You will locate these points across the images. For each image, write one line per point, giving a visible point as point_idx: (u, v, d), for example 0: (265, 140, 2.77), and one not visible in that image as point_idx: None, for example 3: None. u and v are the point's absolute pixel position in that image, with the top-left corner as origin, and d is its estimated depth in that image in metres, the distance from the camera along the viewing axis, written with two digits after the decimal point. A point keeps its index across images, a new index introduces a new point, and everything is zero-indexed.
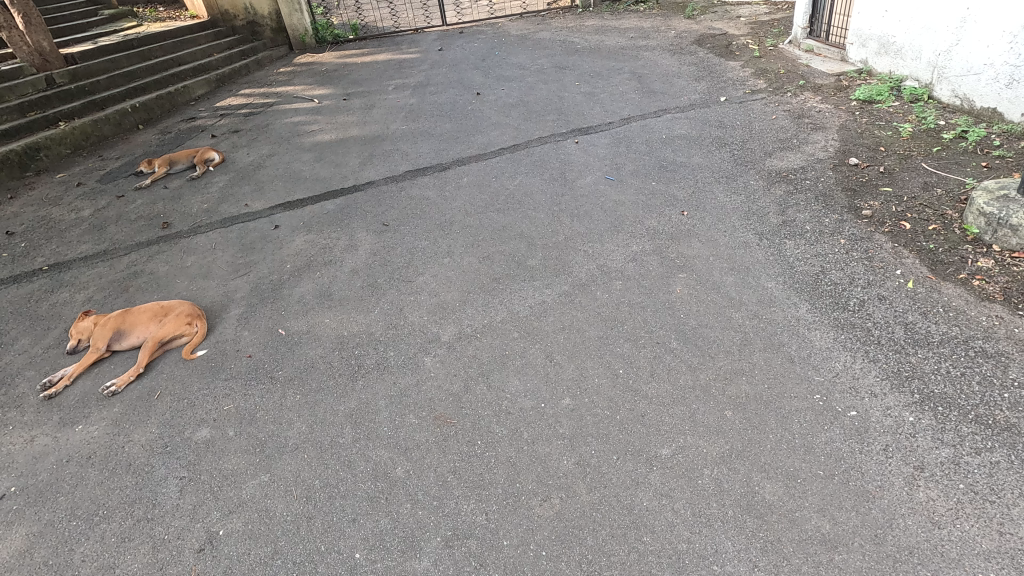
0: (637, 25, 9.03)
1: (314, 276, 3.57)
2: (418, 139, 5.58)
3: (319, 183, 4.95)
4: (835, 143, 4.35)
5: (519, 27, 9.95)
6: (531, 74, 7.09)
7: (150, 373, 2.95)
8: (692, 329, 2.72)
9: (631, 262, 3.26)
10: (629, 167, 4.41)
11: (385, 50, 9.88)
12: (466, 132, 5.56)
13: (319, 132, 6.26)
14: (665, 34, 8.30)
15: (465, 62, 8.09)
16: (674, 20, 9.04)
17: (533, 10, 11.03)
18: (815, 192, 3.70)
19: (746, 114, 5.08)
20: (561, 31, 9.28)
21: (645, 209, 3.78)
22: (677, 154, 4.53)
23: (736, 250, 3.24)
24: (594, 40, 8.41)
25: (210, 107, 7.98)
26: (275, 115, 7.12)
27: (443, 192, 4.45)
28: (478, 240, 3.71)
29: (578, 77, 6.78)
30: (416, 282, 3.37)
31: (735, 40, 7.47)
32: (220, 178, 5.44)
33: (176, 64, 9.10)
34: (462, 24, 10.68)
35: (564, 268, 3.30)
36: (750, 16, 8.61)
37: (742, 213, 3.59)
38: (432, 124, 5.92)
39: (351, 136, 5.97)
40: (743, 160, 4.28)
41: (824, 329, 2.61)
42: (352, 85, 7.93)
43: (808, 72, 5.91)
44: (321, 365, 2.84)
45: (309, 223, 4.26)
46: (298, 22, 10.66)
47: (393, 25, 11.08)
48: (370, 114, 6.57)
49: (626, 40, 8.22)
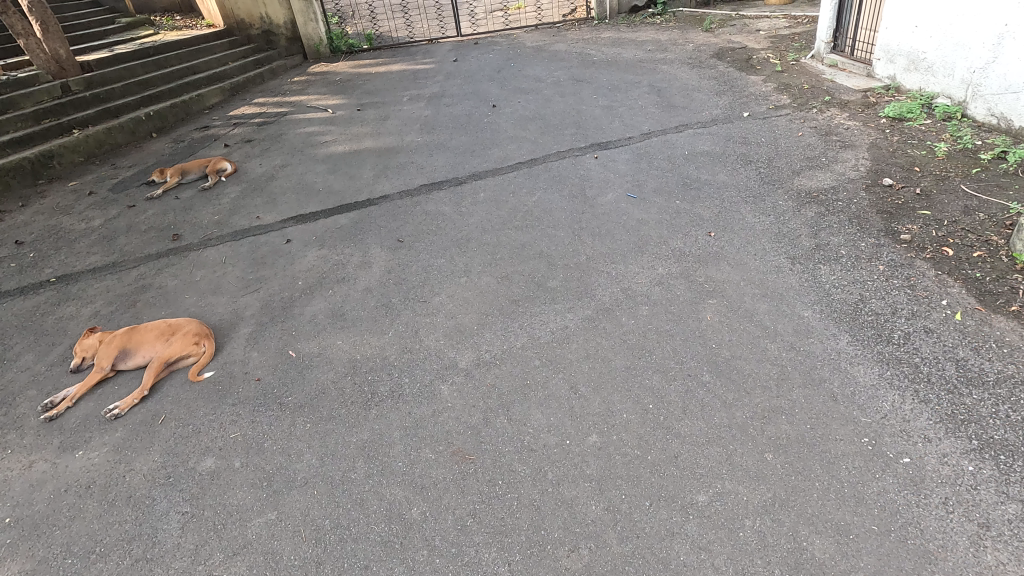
0: (655, 38, 8.93)
1: (326, 295, 3.46)
2: (433, 152, 5.49)
3: (332, 196, 4.85)
4: (866, 162, 4.19)
5: (535, 38, 9.89)
6: (548, 87, 6.99)
7: (154, 395, 2.83)
8: (725, 361, 2.56)
9: (657, 286, 3.12)
10: (651, 183, 4.28)
11: (399, 60, 9.85)
12: (483, 145, 5.46)
13: (333, 143, 6.18)
14: (683, 47, 8.19)
15: (481, 73, 8.02)
16: (692, 33, 8.94)
17: (549, 21, 10.98)
18: (848, 214, 3.55)
19: (771, 130, 4.94)
20: (577, 43, 9.20)
21: (670, 229, 3.64)
22: (700, 171, 4.39)
23: (768, 275, 3.09)
24: (611, 52, 8.32)
25: (224, 116, 7.95)
26: (288, 125, 7.07)
27: (459, 207, 4.33)
28: (496, 259, 3.58)
29: (596, 90, 6.67)
30: (432, 303, 3.24)
31: (755, 54, 7.35)
32: (232, 188, 5.37)
33: (191, 72, 9.11)
34: (477, 35, 10.65)
35: (586, 290, 3.16)
36: (770, 30, 8.50)
37: (772, 235, 3.45)
38: (447, 137, 5.82)
39: (365, 148, 5.89)
40: (770, 179, 4.14)
41: (868, 364, 2.44)
42: (367, 96, 7.87)
43: (833, 88, 5.76)
44: (332, 391, 2.71)
45: (322, 238, 4.16)
46: (313, 32, 10.67)
47: (408, 36, 11.07)
48: (385, 126, 6.49)
49: (644, 52, 8.12)
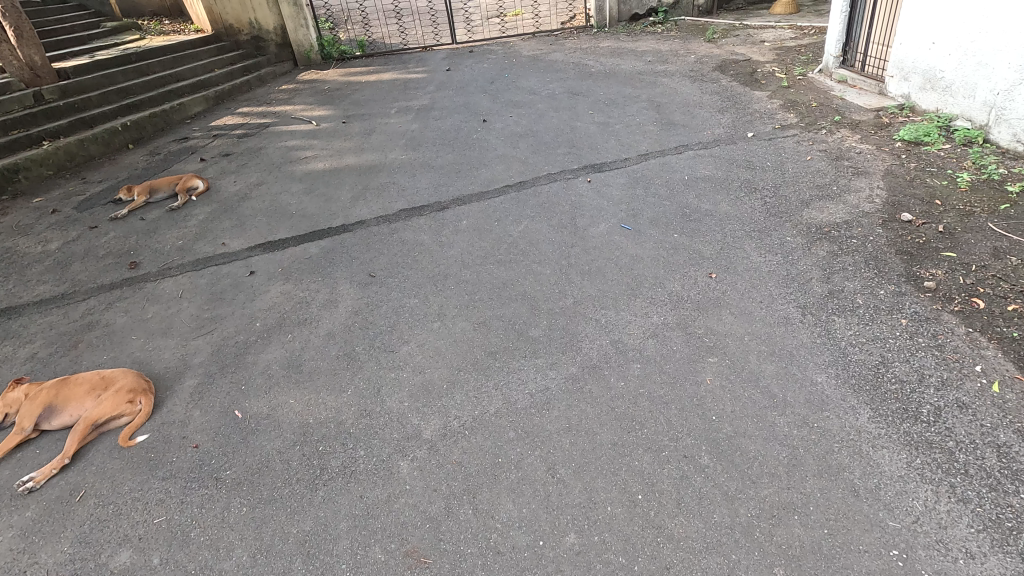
0: (656, 48, 8.61)
1: (285, 341, 3.12)
2: (417, 171, 5.15)
3: (305, 220, 4.52)
4: (881, 193, 3.86)
5: (532, 47, 9.57)
6: (542, 100, 6.68)
7: (77, 464, 2.49)
8: (727, 439, 2.21)
9: (651, 338, 2.78)
10: (647, 213, 3.95)
11: (391, 68, 9.54)
12: (469, 165, 5.13)
13: (313, 159, 5.86)
14: (685, 58, 7.87)
15: (474, 84, 7.70)
16: (694, 43, 8.62)
17: (547, 29, 10.66)
18: (863, 254, 3.21)
19: (776, 153, 4.61)
20: (574, 52, 8.89)
21: (667, 269, 3.31)
22: (701, 199, 4.06)
23: (776, 328, 2.74)
24: (609, 63, 8.00)
25: (205, 127, 7.63)
26: (270, 138, 6.75)
27: (440, 236, 3.99)
28: (474, 301, 3.24)
29: (592, 105, 6.35)
30: (400, 353, 2.90)
31: (760, 68, 7.03)
32: (202, 208, 5.04)
33: (174, 80, 8.79)
34: (472, 42, 10.34)
35: (572, 342, 2.82)
36: (775, 41, 8.17)
37: (779, 278, 3.11)
38: (433, 154, 5.50)
39: (346, 166, 5.56)
40: (776, 210, 3.81)
41: (894, 448, 2.09)
42: (354, 107, 7.55)
43: (842, 106, 5.43)
44: (276, 465, 2.36)
45: (289, 270, 3.82)
46: (303, 38, 10.37)
47: (402, 43, 10.76)
48: (369, 141, 6.17)
49: (644, 64, 7.80)
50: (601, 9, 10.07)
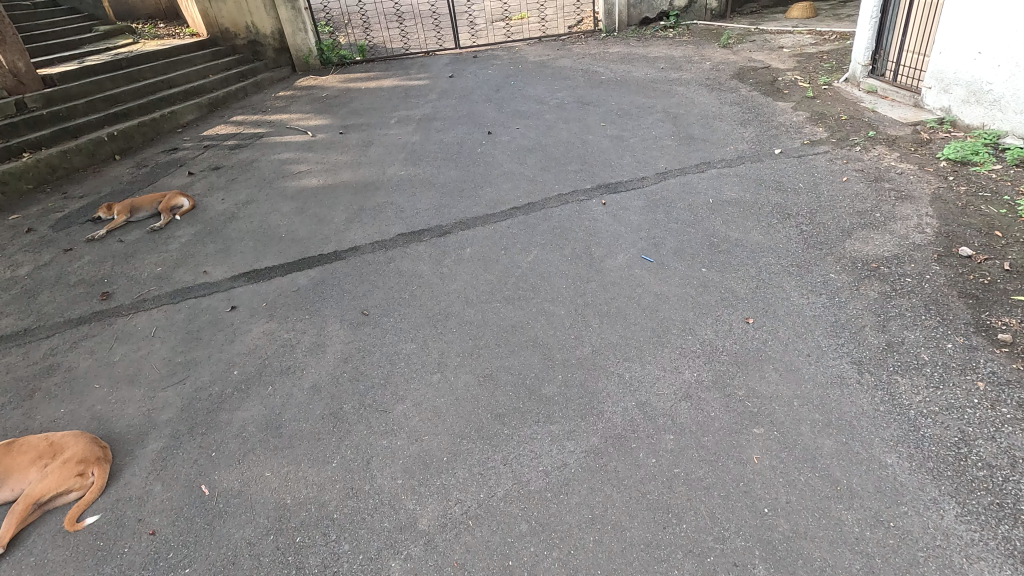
0: (668, 54, 8.24)
1: (264, 394, 2.74)
2: (417, 189, 4.79)
3: (295, 245, 4.16)
4: (931, 220, 3.47)
5: (538, 52, 9.21)
6: (550, 110, 6.31)
7: (13, 553, 2.12)
8: (785, 541, 1.83)
9: (683, 402, 2.40)
10: (670, 242, 3.57)
11: (392, 75, 9.18)
12: (474, 183, 4.77)
13: (307, 174, 5.50)
14: (700, 65, 7.50)
15: (478, 92, 7.33)
16: (708, 50, 8.25)
17: (554, 33, 10.29)
18: (921, 297, 2.82)
19: (808, 173, 4.24)
20: (583, 58, 8.52)
21: (696, 311, 2.93)
22: (728, 226, 3.68)
23: (830, 391, 2.36)
24: (620, 70, 7.64)
25: (196, 137, 7.29)
26: (262, 150, 6.40)
27: (441, 267, 3.62)
28: (479, 347, 2.86)
29: (604, 115, 5.98)
30: (394, 413, 2.53)
31: (781, 76, 6.65)
32: (185, 229, 4.68)
33: (166, 86, 8.45)
34: (476, 47, 9.98)
35: (592, 404, 2.44)
36: (794, 46, 7.79)
37: (826, 325, 2.73)
38: (434, 170, 5.13)
39: (341, 182, 5.20)
40: (814, 240, 3.43)
41: (994, 561, 1.71)
42: (352, 116, 7.20)
43: (875, 119, 5.04)
44: (244, 561, 1.99)
45: (274, 305, 3.46)
46: (302, 43, 10.03)
47: (404, 47, 10.40)
48: (367, 154, 5.81)
49: (657, 71, 7.43)
50: (610, 13, 9.70)
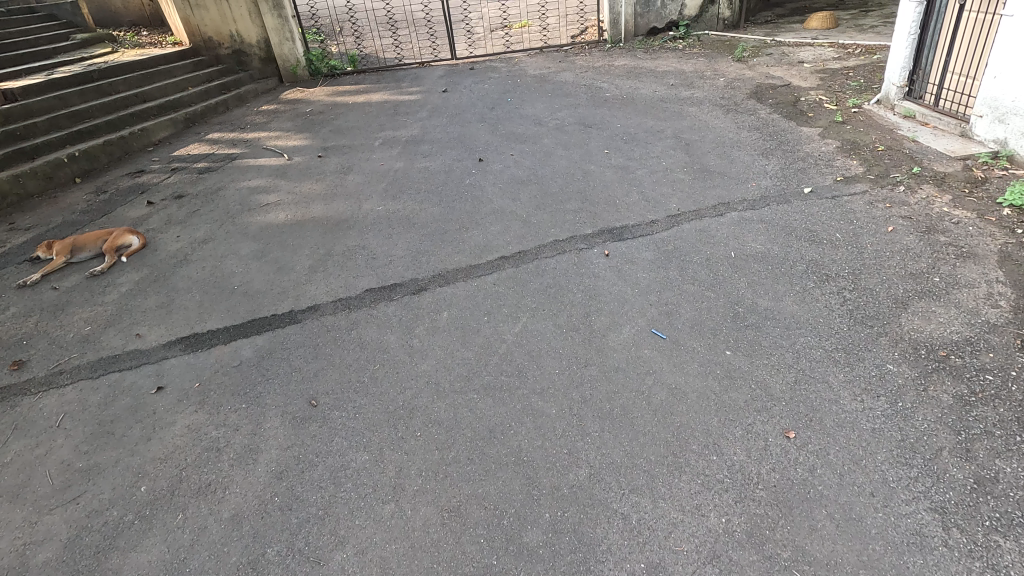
0: (677, 68, 7.66)
1: (171, 528, 2.15)
2: (394, 230, 4.21)
3: (247, 301, 3.57)
4: (1004, 288, 2.87)
5: (539, 65, 8.63)
6: (550, 133, 5.73)
7: None
8: None
9: (709, 567, 1.80)
10: (686, 312, 2.98)
11: (383, 88, 8.63)
12: (459, 224, 4.18)
13: (275, 206, 4.93)
14: (712, 82, 6.92)
15: (472, 110, 6.76)
16: (721, 64, 7.66)
17: (556, 43, 9.72)
18: (1010, 405, 2.21)
19: (844, 220, 3.64)
20: (586, 72, 7.95)
21: (721, 416, 2.33)
22: (755, 290, 3.08)
23: (909, 559, 1.75)
24: (627, 86, 7.06)
25: (166, 157, 6.74)
26: (233, 175, 5.84)
27: (411, 338, 3.03)
28: (446, 463, 2.27)
29: (608, 140, 5.39)
30: (329, 568, 1.94)
31: (803, 95, 6.05)
32: (129, 273, 4.11)
33: (141, 100, 7.92)
34: (474, 57, 9.42)
35: (587, 565, 1.85)
36: (815, 61, 7.19)
37: (890, 446, 2.12)
38: (416, 205, 4.55)
39: (312, 217, 4.62)
40: (862, 313, 2.82)
41: None
42: (335, 135, 6.64)
43: (917, 150, 4.44)
44: None
45: (208, 386, 2.87)
46: (289, 53, 9.54)
47: (397, 58, 9.84)
48: (344, 183, 5.22)
49: (666, 88, 6.84)
50: (616, 23, 9.12)
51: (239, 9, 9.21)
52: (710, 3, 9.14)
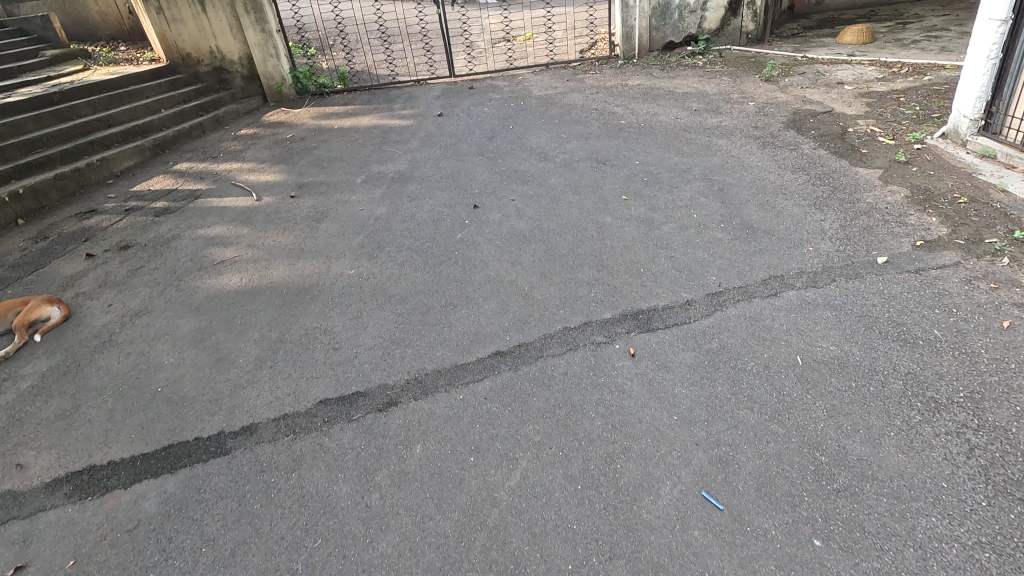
0: (699, 90, 6.88)
1: None
2: (365, 305, 3.42)
3: (168, 413, 2.78)
4: None
5: (544, 84, 7.86)
6: (556, 172, 4.94)
7: None
8: None
9: None
10: (747, 460, 2.15)
11: (374, 109, 7.88)
12: (445, 299, 3.38)
13: (231, 264, 4.15)
14: (741, 106, 6.13)
15: (469, 140, 5.99)
16: (748, 85, 6.88)
17: (564, 58, 8.95)
18: None
19: (941, 308, 2.81)
20: (598, 93, 7.17)
21: None
22: (839, 425, 2.25)
23: None
24: (644, 112, 6.27)
25: (125, 192, 5.99)
26: (192, 219, 5.08)
27: (369, 491, 2.22)
28: None
29: (624, 182, 4.61)
30: None
31: (851, 125, 5.24)
32: (38, 359, 3.33)
33: (105, 125, 7.20)
34: (474, 75, 8.67)
35: None
36: (857, 82, 6.39)
37: None
38: (395, 270, 3.76)
39: (270, 282, 3.85)
40: (1005, 476, 1.99)
41: None
42: (314, 169, 5.88)
43: (1010, 204, 3.60)
44: None
45: (84, 568, 2.07)
46: (273, 70, 8.82)
47: (390, 75, 9.09)
48: (316, 233, 4.44)
49: (689, 114, 6.05)
50: (629, 37, 8.34)
51: (219, 24, 8.53)
52: (733, 16, 8.36)
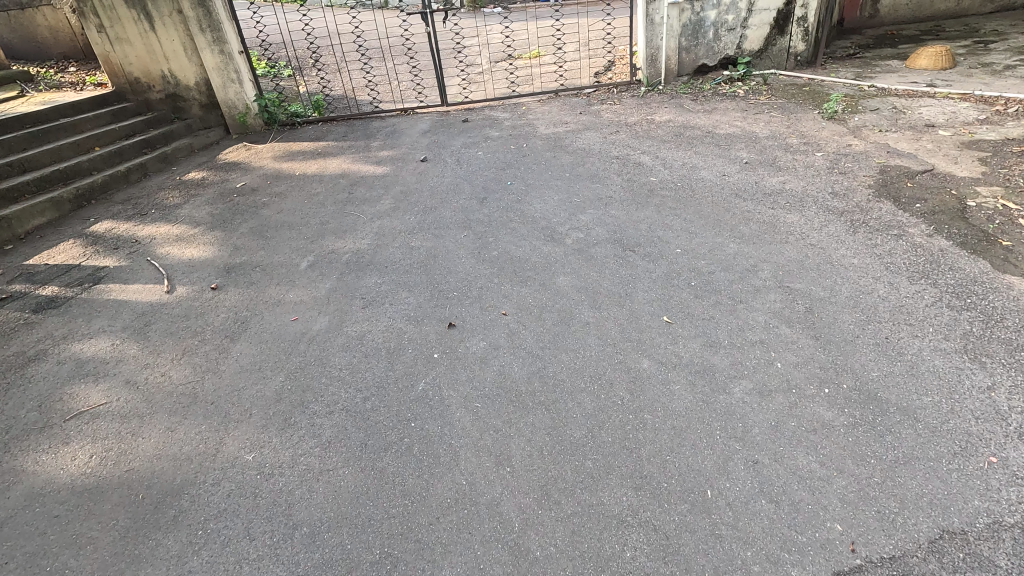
0: (745, 132, 5.54)
1: None
2: (251, 550, 2.07)
3: None
4: None
5: (553, 118, 6.54)
6: (566, 265, 3.63)
7: None
8: None
9: None
10: None
11: (348, 148, 6.58)
12: (378, 543, 2.03)
13: (89, 422, 2.82)
14: (806, 158, 4.77)
15: (454, 203, 4.67)
16: (807, 125, 5.52)
17: (577, 83, 7.63)
18: None
19: None
20: (619, 133, 5.85)
21: None
22: None
23: None
24: (678, 163, 4.94)
25: (17, 266, 4.71)
26: (75, 321, 3.77)
27: None
28: None
29: (662, 288, 3.27)
30: None
31: (970, 194, 3.85)
32: None
33: (20, 170, 5.95)
34: (470, 105, 7.37)
35: None
36: (954, 125, 4.99)
37: None
38: (315, 459, 2.42)
39: (130, 467, 2.52)
40: None
41: None
42: (254, 241, 4.58)
43: None
44: None
45: None
46: (236, 97, 7.55)
47: (372, 103, 7.79)
48: (223, 364, 3.12)
49: (738, 168, 4.71)
50: (653, 60, 7.01)
51: (170, 45, 7.27)
52: (779, 34, 6.98)
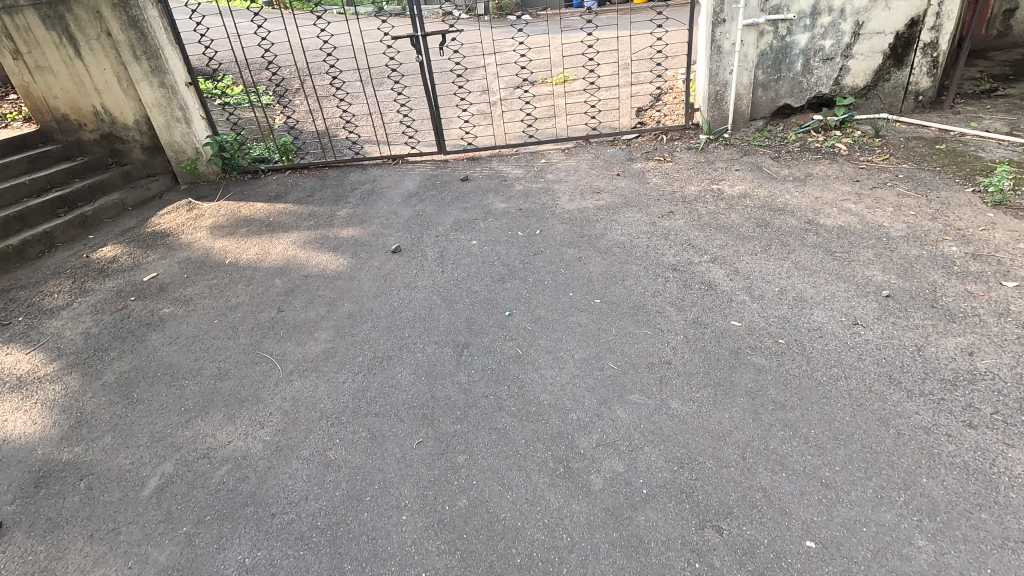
0: (866, 223, 3.72)
1: None
2: None
3: None
4: None
5: (580, 182, 4.82)
6: (590, 562, 1.90)
7: None
8: None
9: None
10: None
11: (307, 217, 4.97)
12: None
13: None
14: (988, 291, 2.94)
15: (418, 355, 2.98)
16: (963, 216, 3.66)
17: (614, 124, 5.89)
18: None
19: None
20: (674, 215, 4.09)
21: None
22: None
23: None
24: (772, 288, 3.17)
25: None
26: None
27: None
28: None
29: None
30: None
31: None
32: None
33: None
34: (474, 151, 5.70)
35: None
36: None
37: None
38: None
39: None
40: None
41: None
42: (110, 406, 2.98)
43: None
44: None
45: None
46: (182, 140, 6.03)
47: (353, 147, 6.18)
48: None
49: (875, 308, 2.92)
50: (718, 100, 5.24)
51: (102, 76, 5.78)
52: (896, 66, 5.08)
